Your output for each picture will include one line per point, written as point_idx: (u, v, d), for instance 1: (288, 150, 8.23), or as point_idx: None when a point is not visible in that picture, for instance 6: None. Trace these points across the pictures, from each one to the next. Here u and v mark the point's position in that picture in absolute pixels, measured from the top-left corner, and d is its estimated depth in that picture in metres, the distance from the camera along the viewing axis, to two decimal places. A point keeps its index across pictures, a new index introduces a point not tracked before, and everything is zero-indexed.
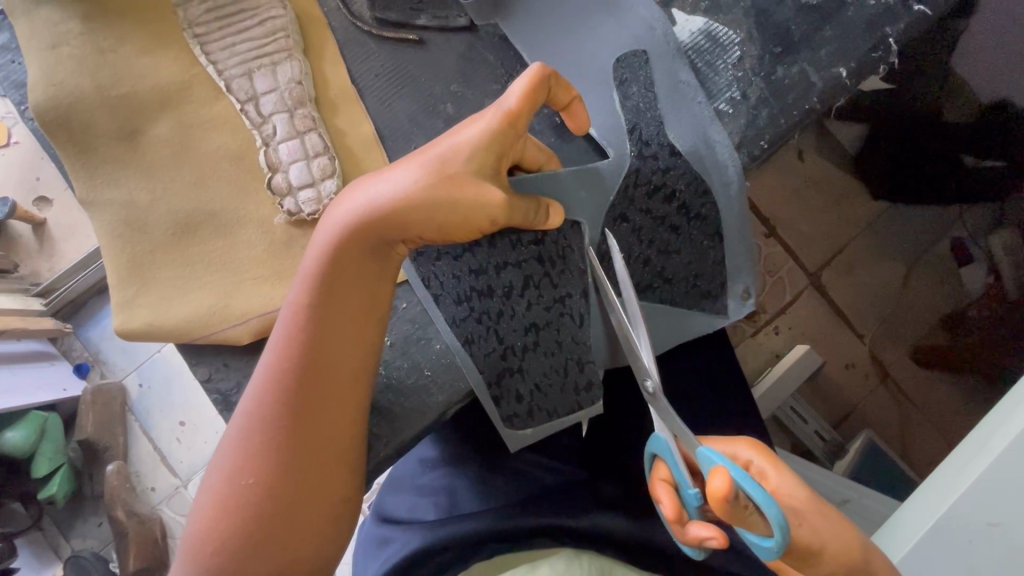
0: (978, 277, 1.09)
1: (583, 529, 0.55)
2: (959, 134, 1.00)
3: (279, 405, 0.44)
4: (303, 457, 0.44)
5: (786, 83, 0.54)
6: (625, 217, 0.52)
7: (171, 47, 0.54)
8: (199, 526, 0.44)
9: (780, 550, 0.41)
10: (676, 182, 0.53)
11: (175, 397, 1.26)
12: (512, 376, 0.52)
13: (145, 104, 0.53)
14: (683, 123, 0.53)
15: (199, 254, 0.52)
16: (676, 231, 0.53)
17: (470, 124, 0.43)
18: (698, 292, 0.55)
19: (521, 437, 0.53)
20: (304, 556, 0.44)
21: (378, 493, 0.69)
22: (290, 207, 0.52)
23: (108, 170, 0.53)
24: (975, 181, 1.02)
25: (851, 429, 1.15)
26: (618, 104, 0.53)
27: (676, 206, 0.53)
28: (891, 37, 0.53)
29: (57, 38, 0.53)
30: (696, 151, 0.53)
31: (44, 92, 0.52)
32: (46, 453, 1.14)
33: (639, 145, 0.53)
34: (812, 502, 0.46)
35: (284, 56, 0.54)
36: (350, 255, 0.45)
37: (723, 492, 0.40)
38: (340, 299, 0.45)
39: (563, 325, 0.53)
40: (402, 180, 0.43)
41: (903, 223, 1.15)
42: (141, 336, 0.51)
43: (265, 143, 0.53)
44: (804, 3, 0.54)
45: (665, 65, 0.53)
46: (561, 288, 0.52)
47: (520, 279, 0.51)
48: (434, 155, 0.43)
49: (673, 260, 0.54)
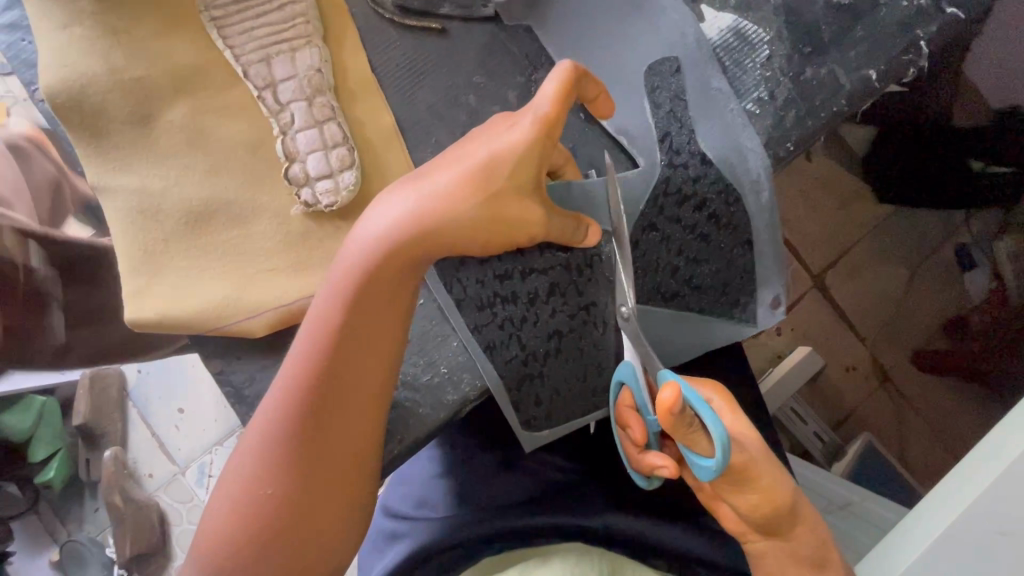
0: (980, 283, 1.09)
1: (596, 529, 0.55)
2: (967, 138, 0.99)
3: (304, 414, 0.43)
4: (323, 460, 0.44)
5: (815, 84, 0.53)
6: (655, 226, 0.52)
7: (188, 30, 0.53)
8: (212, 532, 0.44)
9: (719, 469, 0.40)
10: (707, 192, 0.52)
11: (176, 384, 1.25)
12: (532, 381, 0.52)
13: (159, 88, 0.52)
14: (716, 133, 0.52)
15: (213, 244, 0.51)
16: (706, 238, 0.52)
17: (507, 133, 0.44)
18: (726, 299, 0.54)
19: (538, 438, 0.53)
20: (323, 555, 0.44)
21: (385, 488, 0.69)
22: (306, 198, 0.51)
23: (121, 155, 0.51)
24: (981, 187, 1.02)
25: (851, 430, 1.16)
26: (649, 112, 0.53)
27: (705, 215, 0.52)
28: (921, 40, 0.52)
29: (69, 18, 0.51)
30: (727, 159, 0.52)
31: (56, 74, 0.50)
32: (44, 438, 1.15)
33: (669, 153, 0.52)
34: (759, 440, 0.47)
35: (303, 42, 0.53)
36: (386, 269, 0.44)
37: (669, 404, 0.39)
38: (373, 312, 0.45)
39: (586, 333, 0.52)
40: (444, 193, 0.43)
41: (909, 226, 1.15)
42: (152, 327, 0.49)
43: (282, 131, 0.52)
44: (836, 3, 0.53)
45: (699, 72, 0.52)
46: (587, 296, 0.52)
47: (546, 286, 0.52)
48: (475, 167, 0.43)
49: (701, 268, 0.53)
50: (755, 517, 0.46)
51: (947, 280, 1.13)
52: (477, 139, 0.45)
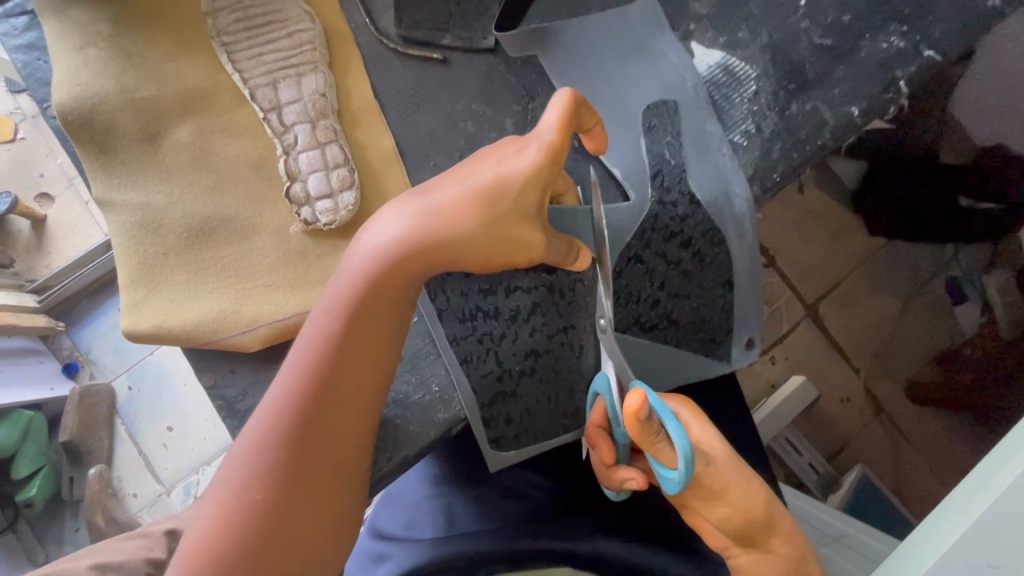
0: (972, 315, 1.11)
1: (583, 554, 0.55)
2: (955, 175, 1.04)
3: (300, 424, 0.43)
4: (311, 473, 0.43)
5: (800, 119, 0.55)
6: (641, 258, 0.54)
7: (200, 54, 0.55)
8: (193, 544, 0.42)
9: (684, 481, 0.40)
10: (692, 231, 0.54)
11: (166, 404, 1.32)
12: (505, 399, 0.53)
13: (168, 107, 0.54)
14: (707, 173, 0.54)
15: (213, 259, 0.52)
16: (688, 275, 0.54)
17: (515, 157, 0.45)
18: (705, 337, 0.55)
19: (504, 458, 0.53)
20: (306, 570, 0.43)
21: (373, 510, 0.68)
22: (306, 217, 0.52)
23: (125, 171, 0.53)
24: (971, 222, 1.06)
25: (846, 462, 1.15)
26: (645, 150, 0.55)
27: (689, 253, 0.54)
28: (901, 80, 0.54)
29: (85, 40, 0.53)
30: (715, 201, 0.53)
31: (69, 91, 0.52)
32: (27, 454, 1.21)
33: (660, 191, 0.54)
34: (728, 453, 0.46)
35: (309, 68, 0.55)
36: (392, 284, 0.45)
37: (634, 409, 0.40)
38: (376, 325, 0.46)
39: (562, 354, 0.54)
40: (451, 211, 0.44)
41: (901, 260, 1.17)
42: (147, 339, 0.50)
43: (286, 151, 0.54)
44: (819, 43, 0.55)
45: (694, 116, 0.54)
46: (567, 319, 0.54)
47: (529, 303, 0.54)
48: (480, 187, 0.44)
49: (682, 304, 0.54)
50: (730, 529, 0.46)
51: (938, 313, 1.14)
52: (485, 161, 0.46)
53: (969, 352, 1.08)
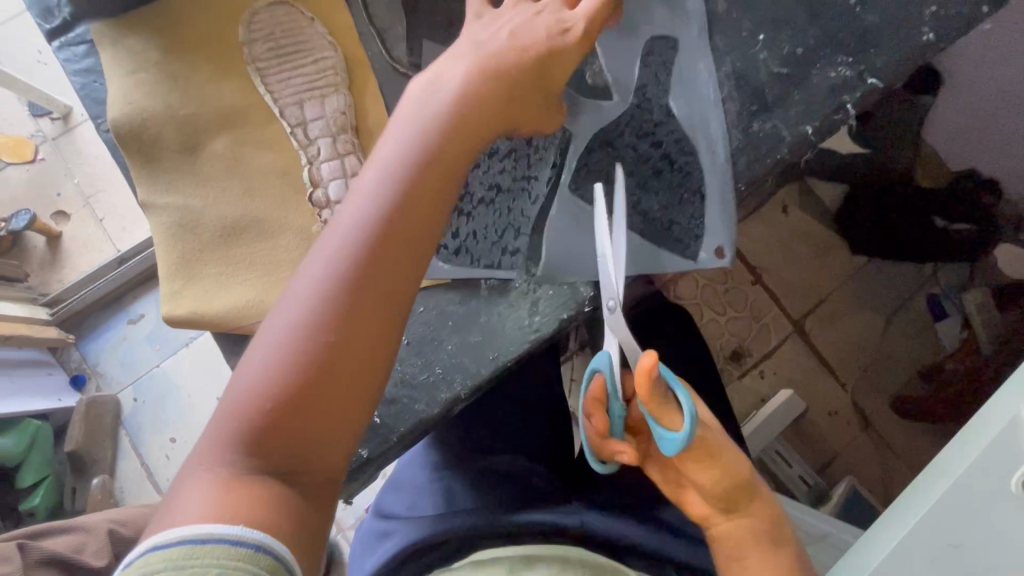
0: (952, 331, 1.17)
1: (573, 527, 0.60)
2: (930, 199, 1.12)
3: (361, 259, 0.43)
4: (366, 307, 0.43)
5: (762, 135, 0.62)
6: (610, 141, 0.62)
7: (233, 77, 0.63)
8: (253, 385, 0.41)
9: (686, 439, 0.48)
10: (665, 134, 0.62)
11: (170, 415, 1.36)
12: (459, 217, 0.61)
13: (207, 123, 0.61)
14: (689, 99, 0.62)
15: (243, 255, 0.58)
16: (656, 171, 0.61)
17: (535, 52, 0.54)
18: (668, 231, 0.60)
19: (438, 267, 0.60)
20: (361, 402, 0.43)
21: (379, 493, 0.74)
22: (327, 218, 0.59)
23: (165, 178, 0.60)
24: (949, 241, 1.13)
25: (835, 473, 1.20)
26: (639, 67, 0.63)
27: (659, 151, 0.61)
28: (849, 103, 0.62)
29: (136, 66, 0.61)
30: (691, 119, 0.62)
31: (121, 110, 0.60)
32: (33, 464, 1.25)
33: (642, 98, 0.62)
34: (717, 428, 0.55)
35: (332, 90, 0.62)
36: (447, 142, 0.49)
37: (648, 367, 0.47)
38: (433, 177, 0.48)
39: (518, 198, 0.61)
40: (486, 88, 0.51)
41: (883, 278, 1.24)
42: (186, 324, 0.57)
43: (310, 161, 0.61)
44: (776, 71, 0.63)
45: (690, 55, 0.63)
46: (532, 171, 0.62)
47: (506, 149, 0.62)
48: (511, 73, 0.52)
49: (647, 195, 0.61)
50: (718, 491, 0.53)
51: (921, 327, 1.21)
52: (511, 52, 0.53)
53: (951, 366, 1.10)
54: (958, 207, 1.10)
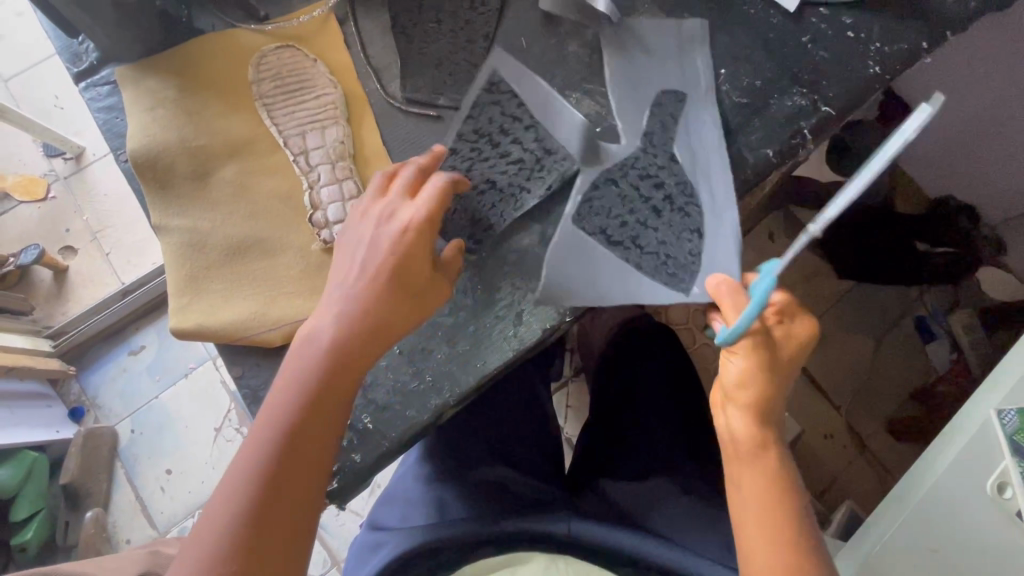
0: (941, 353, 1.21)
1: (560, 535, 0.63)
2: (914, 225, 1.18)
3: (261, 473, 0.52)
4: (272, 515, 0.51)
5: (726, 158, 0.67)
6: (615, 180, 0.66)
7: (241, 112, 0.68)
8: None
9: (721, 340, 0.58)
10: (667, 177, 0.67)
11: (167, 445, 1.37)
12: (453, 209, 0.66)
13: (215, 152, 0.67)
14: (691, 144, 0.68)
15: (244, 273, 0.62)
16: (657, 212, 0.66)
17: (409, 234, 0.57)
18: (664, 265, 0.64)
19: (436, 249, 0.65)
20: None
21: (372, 508, 0.75)
22: (325, 236, 0.63)
23: (176, 204, 0.65)
24: (932, 264, 1.17)
25: (833, 498, 1.20)
26: (649, 114, 0.69)
27: (661, 193, 0.66)
28: (805, 130, 0.68)
29: (153, 103, 0.67)
30: (691, 159, 0.67)
31: (138, 143, 0.65)
32: (27, 496, 1.24)
33: (649, 142, 0.68)
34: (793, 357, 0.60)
35: (331, 122, 0.68)
36: (329, 357, 0.54)
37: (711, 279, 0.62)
38: (318, 395, 0.54)
39: (507, 201, 0.66)
40: (366, 295, 0.56)
41: (873, 297, 1.27)
42: (191, 335, 0.60)
43: (311, 186, 0.66)
44: (737, 101, 0.69)
45: (682, 102, 0.70)
46: (529, 181, 0.66)
47: (514, 159, 0.67)
48: (389, 269, 0.56)
49: (648, 231, 0.65)
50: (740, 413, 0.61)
51: (911, 348, 1.25)
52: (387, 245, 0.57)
53: (942, 387, 1.15)
54: (940, 232, 1.16)
